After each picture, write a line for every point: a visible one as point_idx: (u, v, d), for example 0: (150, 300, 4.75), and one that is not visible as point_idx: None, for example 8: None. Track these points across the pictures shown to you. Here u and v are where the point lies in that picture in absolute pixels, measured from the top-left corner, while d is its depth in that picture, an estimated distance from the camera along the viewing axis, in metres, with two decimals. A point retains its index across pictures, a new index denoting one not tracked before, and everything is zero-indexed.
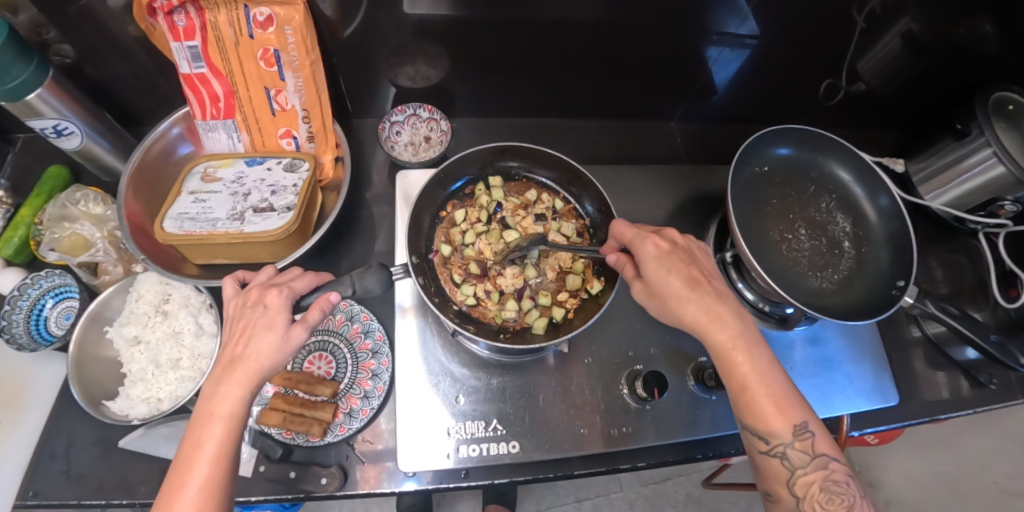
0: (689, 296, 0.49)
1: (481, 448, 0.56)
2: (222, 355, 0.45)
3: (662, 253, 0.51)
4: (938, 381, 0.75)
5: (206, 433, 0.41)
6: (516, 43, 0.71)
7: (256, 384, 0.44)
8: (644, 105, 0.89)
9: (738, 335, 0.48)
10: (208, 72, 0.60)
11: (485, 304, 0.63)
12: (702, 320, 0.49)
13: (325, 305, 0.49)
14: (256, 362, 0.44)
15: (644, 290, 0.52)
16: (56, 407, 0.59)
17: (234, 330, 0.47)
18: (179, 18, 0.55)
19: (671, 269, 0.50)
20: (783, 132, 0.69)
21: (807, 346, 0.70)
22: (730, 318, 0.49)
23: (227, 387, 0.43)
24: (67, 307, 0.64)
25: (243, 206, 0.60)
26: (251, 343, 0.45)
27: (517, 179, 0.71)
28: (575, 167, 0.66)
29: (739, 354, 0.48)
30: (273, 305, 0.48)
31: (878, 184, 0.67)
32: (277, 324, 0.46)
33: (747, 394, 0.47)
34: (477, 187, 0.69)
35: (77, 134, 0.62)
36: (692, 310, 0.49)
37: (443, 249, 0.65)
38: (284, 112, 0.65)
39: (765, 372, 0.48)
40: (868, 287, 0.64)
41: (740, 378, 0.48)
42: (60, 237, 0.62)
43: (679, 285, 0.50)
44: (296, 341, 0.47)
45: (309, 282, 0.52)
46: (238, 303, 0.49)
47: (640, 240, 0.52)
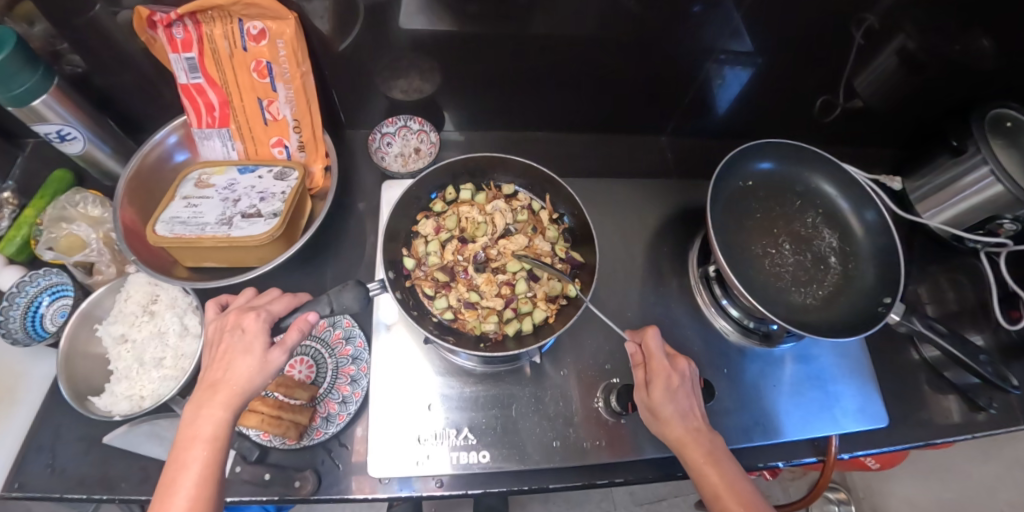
0: (681, 417, 0.51)
1: (453, 456, 0.56)
2: (204, 378, 0.46)
3: (670, 377, 0.52)
4: (947, 405, 0.73)
5: (189, 454, 0.42)
6: (507, 58, 0.72)
7: (239, 406, 0.45)
8: (637, 120, 0.89)
9: (710, 450, 0.49)
10: (204, 82, 0.63)
11: (463, 316, 0.63)
12: (685, 437, 0.50)
13: (303, 325, 0.50)
14: (236, 384, 0.45)
15: (645, 404, 0.52)
16: (46, 402, 0.61)
17: (215, 354, 0.48)
18: (177, 31, 0.58)
19: (678, 398, 0.51)
20: (766, 145, 0.68)
21: (796, 363, 0.69)
22: (703, 434, 0.50)
23: (210, 409, 0.44)
24: (62, 304, 0.66)
25: (232, 211, 0.62)
26: (232, 368, 0.46)
27: (492, 187, 0.72)
28: (546, 173, 0.68)
29: (708, 464, 0.49)
30: (250, 328, 0.49)
31: (864, 198, 0.67)
32: (255, 348, 0.47)
33: (719, 501, 0.47)
34: (449, 193, 0.71)
35: (80, 139, 0.65)
36: (688, 429, 0.50)
37: (407, 262, 0.66)
38: (276, 122, 0.67)
39: (735, 480, 0.48)
40: (853, 304, 0.62)
41: (712, 488, 0.48)
42: (56, 236, 0.64)
43: (677, 410, 0.51)
44: (275, 364, 0.48)
45: (287, 304, 0.53)
46: (218, 326, 0.50)
47: (659, 367, 0.52)
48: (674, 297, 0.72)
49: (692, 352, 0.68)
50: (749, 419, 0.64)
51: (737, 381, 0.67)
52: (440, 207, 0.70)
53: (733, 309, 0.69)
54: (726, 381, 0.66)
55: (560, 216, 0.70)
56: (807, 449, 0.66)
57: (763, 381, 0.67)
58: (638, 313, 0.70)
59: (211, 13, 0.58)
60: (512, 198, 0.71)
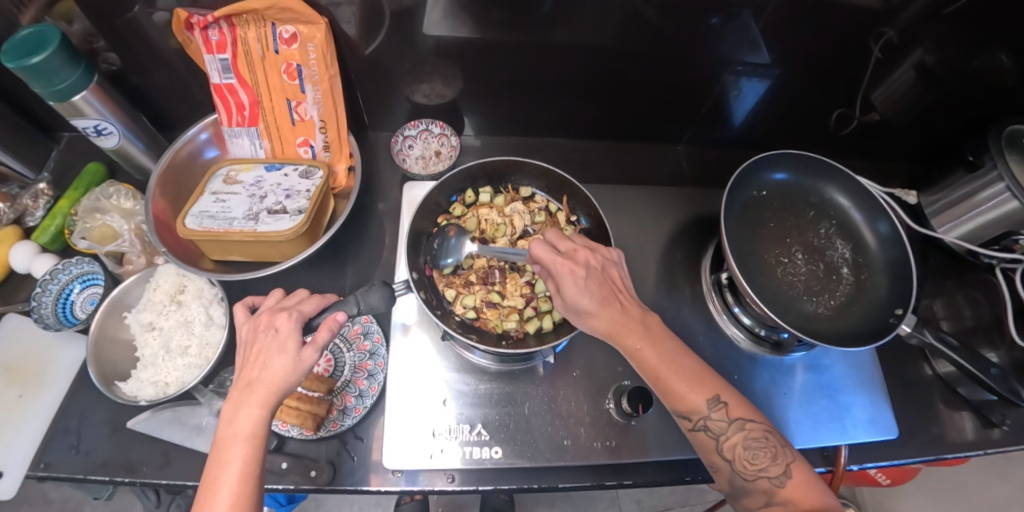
0: (604, 307, 0.50)
1: (466, 451, 0.57)
2: (239, 378, 0.47)
3: (575, 271, 0.51)
4: (959, 421, 0.72)
5: (230, 453, 0.43)
6: (528, 65, 0.74)
7: (275, 404, 0.47)
8: (653, 128, 0.91)
9: (645, 333, 0.50)
10: (236, 82, 0.65)
11: (486, 315, 0.65)
12: (610, 328, 0.50)
13: (333, 325, 0.51)
14: (272, 383, 0.46)
15: (566, 308, 0.51)
16: (74, 386, 0.63)
17: (249, 354, 0.49)
18: (213, 33, 0.60)
19: (589, 288, 0.50)
20: (781, 156, 0.69)
21: (807, 372, 0.69)
22: (633, 323, 0.50)
23: (248, 408, 0.45)
24: (91, 293, 0.68)
25: (259, 207, 0.64)
26: (267, 367, 0.47)
27: (510, 189, 0.74)
28: (563, 176, 0.69)
29: (647, 351, 0.49)
30: (284, 328, 0.49)
31: (878, 210, 0.67)
32: (289, 347, 0.48)
33: (662, 382, 0.49)
34: (468, 196, 0.72)
35: (115, 134, 0.68)
36: (614, 315, 0.50)
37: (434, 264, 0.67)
38: (303, 122, 0.69)
39: (673, 358, 0.49)
40: (865, 314, 0.63)
41: (653, 370, 0.49)
42: (91, 226, 0.67)
43: (594, 299, 0.50)
44: (308, 363, 0.48)
45: (317, 305, 0.54)
46: (250, 327, 0.51)
47: (559, 265, 0.51)
48: (687, 303, 0.73)
49: (705, 358, 0.69)
50: None
51: (748, 389, 0.67)
52: (461, 210, 0.71)
53: (745, 318, 0.70)
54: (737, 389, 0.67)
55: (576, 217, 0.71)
56: (817, 458, 0.66)
57: (774, 389, 0.68)
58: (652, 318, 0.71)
59: (246, 17, 0.60)
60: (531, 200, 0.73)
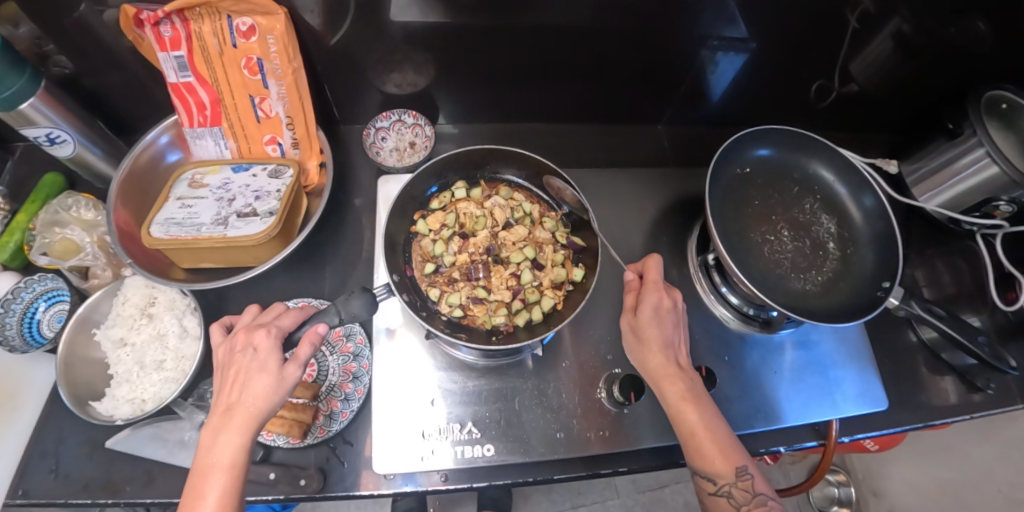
0: (662, 349, 0.54)
1: (458, 450, 0.56)
2: (218, 403, 0.46)
3: (661, 300, 0.56)
4: (940, 386, 0.73)
5: (208, 484, 0.42)
6: (502, 49, 0.71)
7: (255, 429, 0.45)
8: (633, 109, 0.89)
9: (690, 390, 0.53)
10: (194, 80, 0.62)
11: (473, 312, 0.63)
12: (664, 368, 0.54)
13: (314, 338, 0.49)
14: (252, 407, 0.45)
15: (631, 327, 0.57)
16: (47, 408, 0.61)
17: (227, 375, 0.47)
18: (165, 29, 0.57)
19: (663, 324, 0.55)
20: (763, 132, 0.68)
21: (796, 349, 0.69)
22: (683, 374, 0.54)
23: (227, 435, 0.43)
24: (59, 309, 0.65)
25: (227, 211, 0.61)
26: (248, 389, 0.45)
27: (486, 182, 0.72)
28: (541, 161, 0.67)
29: (689, 404, 0.52)
30: (263, 347, 0.48)
31: (862, 183, 0.67)
32: (269, 366, 0.47)
33: (694, 439, 0.51)
34: (445, 195, 0.70)
35: (70, 141, 0.64)
36: (668, 362, 0.54)
37: (422, 267, 0.65)
38: (269, 120, 0.66)
39: (712, 420, 0.52)
40: (853, 289, 0.63)
41: (688, 425, 0.51)
42: (51, 241, 0.64)
43: (660, 336, 0.54)
44: (291, 381, 0.47)
45: (295, 319, 0.52)
46: (226, 348, 0.49)
47: (652, 290, 0.56)
48: (674, 285, 0.72)
49: (694, 340, 0.68)
50: (751, 406, 0.64)
51: (738, 370, 0.67)
52: (438, 204, 0.69)
53: (732, 297, 0.69)
54: (727, 370, 0.66)
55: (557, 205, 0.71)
56: (808, 433, 0.66)
57: (764, 367, 0.67)
58: None
59: (199, 10, 0.57)
60: (511, 191, 0.71)
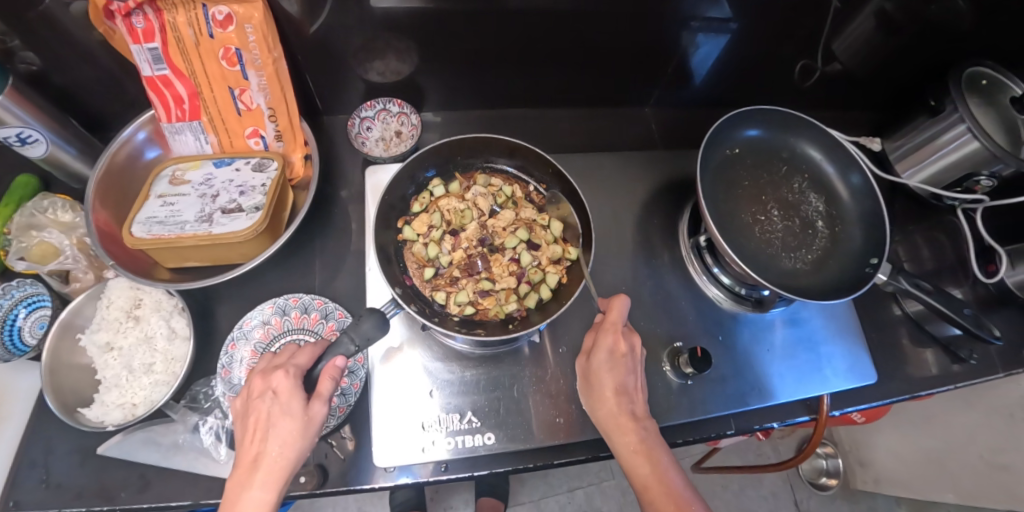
0: (616, 396, 0.52)
1: (457, 441, 0.56)
2: (242, 456, 0.46)
3: (616, 345, 0.54)
4: (922, 358, 0.75)
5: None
6: (486, 34, 0.70)
7: (285, 479, 0.45)
8: (620, 92, 0.88)
9: (643, 441, 0.51)
10: (170, 73, 0.60)
11: (483, 305, 0.63)
12: (616, 420, 0.52)
13: (334, 372, 0.49)
14: (281, 459, 0.45)
15: (585, 371, 0.55)
16: (33, 416, 0.59)
17: (249, 424, 0.47)
18: (137, 20, 0.54)
19: (616, 372, 0.53)
20: (751, 113, 0.68)
21: (786, 326, 0.70)
22: (637, 425, 0.52)
23: (257, 490, 0.44)
24: (41, 316, 0.63)
25: (211, 207, 0.60)
26: (274, 439, 0.45)
27: (460, 173, 0.71)
28: (511, 141, 0.66)
29: (641, 458, 0.51)
30: (283, 389, 0.47)
31: (848, 160, 0.68)
32: (293, 410, 0.46)
33: (647, 492, 0.50)
34: (422, 196, 0.68)
35: (42, 141, 0.61)
36: (623, 412, 0.52)
37: (424, 273, 0.64)
38: (250, 112, 0.64)
39: (666, 472, 0.50)
40: (842, 265, 0.64)
41: (642, 479, 0.50)
42: (28, 245, 0.61)
43: (613, 384, 0.53)
44: (317, 419, 0.47)
45: (311, 355, 0.51)
46: (245, 396, 0.48)
47: (608, 333, 0.55)
48: (667, 268, 0.73)
49: (687, 322, 0.69)
50: (745, 384, 0.65)
51: (732, 349, 0.68)
52: (418, 206, 0.68)
53: (725, 277, 0.70)
54: (722, 349, 0.67)
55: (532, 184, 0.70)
56: (799, 409, 0.68)
57: (757, 345, 0.68)
58: (633, 286, 0.70)
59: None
60: (489, 177, 0.70)
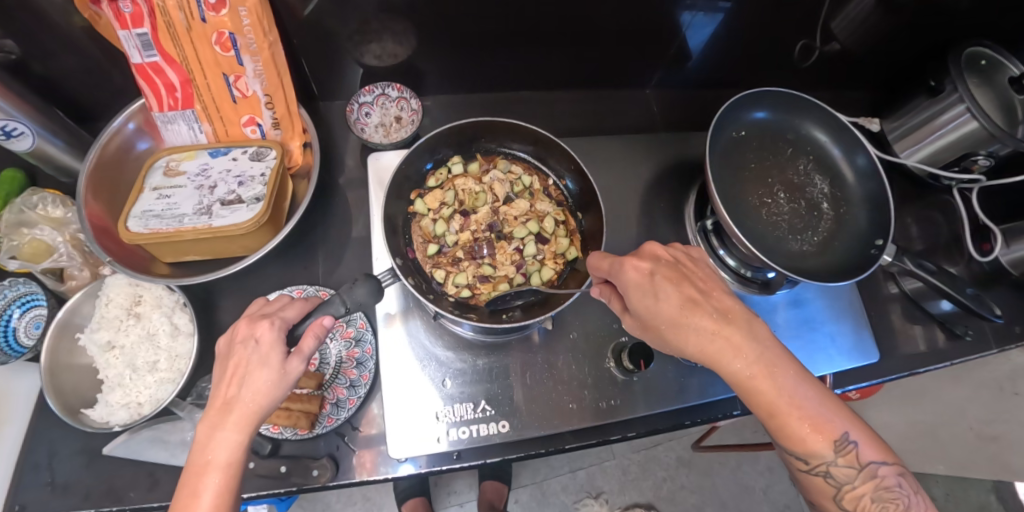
0: (696, 315, 0.45)
1: (471, 430, 0.56)
2: (215, 396, 0.43)
3: (636, 272, 0.47)
4: (918, 335, 0.77)
5: (206, 481, 0.40)
6: (486, 14, 0.68)
7: (254, 426, 0.43)
8: (621, 73, 0.87)
9: (759, 361, 0.45)
10: (161, 60, 0.57)
11: (479, 291, 0.62)
12: (710, 349, 0.45)
13: (319, 330, 0.47)
14: (252, 404, 0.42)
15: (639, 321, 0.49)
16: (35, 417, 0.58)
17: (226, 368, 0.44)
18: (124, 4, 0.51)
19: (664, 290, 0.46)
20: (759, 94, 0.68)
21: (790, 308, 0.71)
22: (744, 342, 0.45)
23: (225, 432, 0.41)
24: (36, 315, 0.61)
25: (209, 199, 0.58)
26: (247, 384, 0.43)
27: (483, 155, 0.70)
28: (536, 132, 0.65)
29: (763, 379, 0.45)
30: (266, 339, 0.45)
31: (855, 143, 0.67)
32: (271, 360, 0.44)
33: (777, 418, 0.45)
34: (440, 173, 0.67)
35: (28, 134, 0.59)
36: (715, 341, 0.45)
37: (427, 249, 0.63)
38: (246, 99, 0.62)
39: (795, 390, 0.45)
40: (847, 247, 0.64)
41: (768, 405, 0.45)
42: (19, 243, 0.59)
43: (682, 303, 0.46)
44: (293, 375, 0.44)
45: (300, 309, 0.49)
46: (227, 339, 0.46)
47: (621, 264, 0.48)
48: None
49: None
50: None
51: None
52: (434, 181, 0.67)
53: (730, 259, 0.69)
54: None
55: (556, 176, 0.69)
56: None
57: None
58: None
59: None
60: (510, 163, 0.69)
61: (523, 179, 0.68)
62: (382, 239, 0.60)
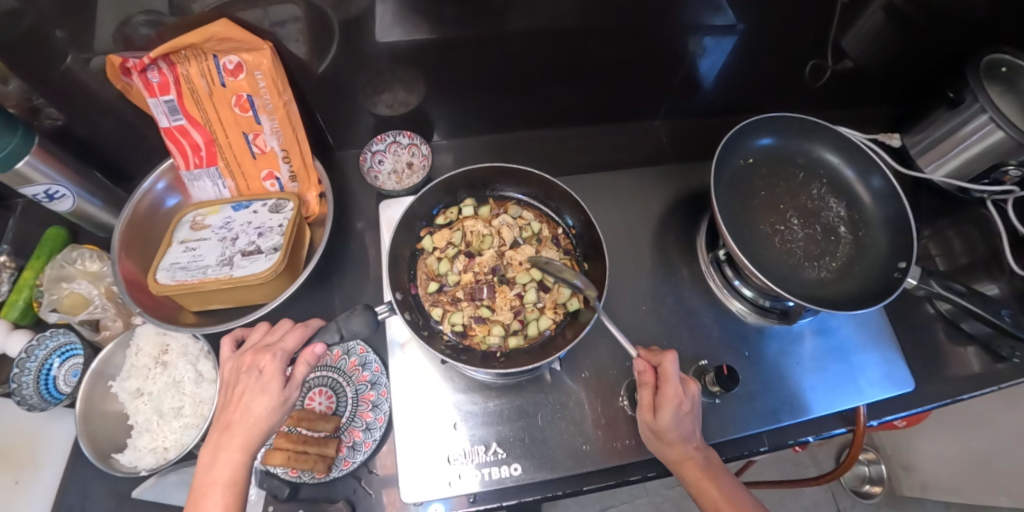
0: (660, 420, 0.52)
1: (484, 472, 0.55)
2: (220, 420, 0.47)
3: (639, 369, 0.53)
4: (962, 359, 0.72)
5: (208, 501, 0.42)
6: (490, 60, 0.71)
7: (255, 446, 0.45)
8: (627, 106, 0.88)
9: (705, 466, 0.52)
10: (186, 123, 0.62)
11: (475, 331, 0.62)
12: (657, 441, 0.53)
13: (311, 357, 0.49)
14: (251, 427, 0.45)
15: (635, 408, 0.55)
16: (69, 462, 0.60)
17: (232, 394, 0.48)
18: (153, 75, 0.56)
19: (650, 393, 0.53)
20: (764, 121, 0.67)
21: (816, 336, 0.68)
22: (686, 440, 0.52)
23: (228, 453, 0.44)
24: (75, 364, 0.64)
25: (231, 250, 0.61)
26: (248, 409, 0.46)
27: (494, 199, 0.71)
28: (543, 179, 0.67)
29: (688, 464, 0.52)
30: (268, 369, 0.47)
31: (869, 164, 0.66)
32: (271, 388, 0.47)
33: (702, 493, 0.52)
34: (451, 212, 0.69)
35: (69, 195, 0.64)
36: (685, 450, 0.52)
37: (427, 285, 0.65)
38: (264, 154, 0.66)
39: (720, 471, 0.53)
40: (868, 272, 0.62)
41: (696, 482, 0.52)
42: (59, 297, 0.64)
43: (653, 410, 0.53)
44: (292, 401, 0.48)
45: (298, 337, 0.51)
46: (234, 367, 0.50)
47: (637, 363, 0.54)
48: (686, 283, 0.71)
49: (710, 337, 0.67)
50: (776, 398, 0.64)
51: (761, 363, 0.66)
52: (443, 221, 0.69)
53: (745, 290, 0.68)
54: (749, 364, 0.66)
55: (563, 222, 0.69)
56: (835, 420, 0.65)
57: (785, 357, 0.67)
58: (656, 302, 0.70)
59: (184, 53, 0.56)
60: (520, 209, 0.70)
61: (530, 226, 0.69)
62: (386, 275, 0.61)
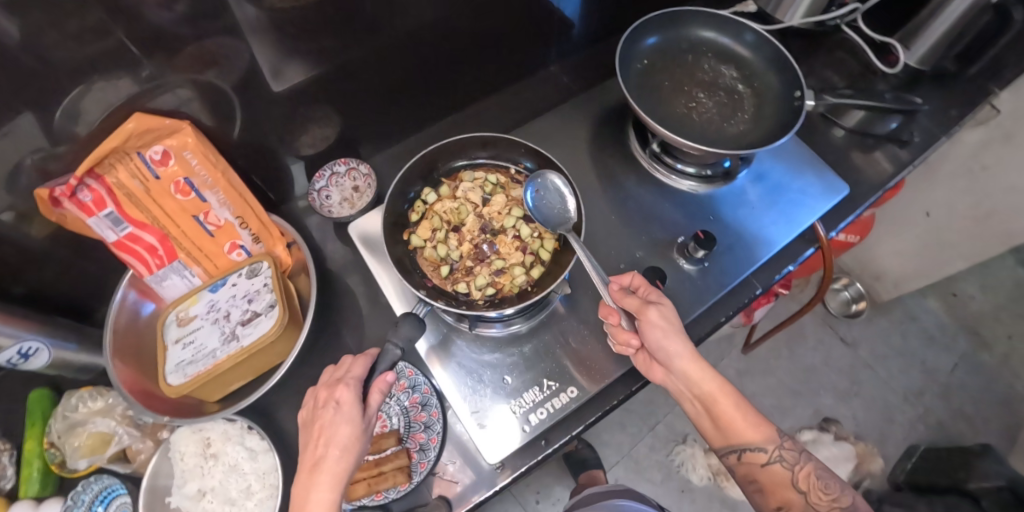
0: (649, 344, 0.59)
1: (546, 409, 0.60)
2: (306, 459, 0.47)
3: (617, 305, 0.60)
4: (876, 158, 0.84)
5: None
6: (385, 70, 0.72)
7: (344, 480, 0.46)
8: (523, 63, 0.93)
9: (719, 386, 0.57)
10: (134, 228, 0.61)
11: (501, 283, 0.67)
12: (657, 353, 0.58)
13: (383, 386, 0.52)
14: (341, 461, 0.46)
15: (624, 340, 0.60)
16: None
17: (313, 431, 0.49)
18: (85, 193, 0.55)
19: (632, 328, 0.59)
20: (642, 24, 0.75)
21: (756, 183, 0.77)
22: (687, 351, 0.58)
23: (318, 492, 0.44)
24: (123, 502, 0.62)
25: (230, 326, 0.62)
26: (333, 442, 0.47)
27: (446, 177, 0.75)
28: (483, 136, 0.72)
29: (697, 363, 0.57)
30: (345, 400, 0.49)
31: (737, 26, 0.76)
32: (352, 415, 0.48)
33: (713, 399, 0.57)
34: (418, 204, 0.72)
35: (43, 347, 0.62)
36: (679, 364, 0.57)
37: (440, 272, 0.67)
38: (221, 228, 0.67)
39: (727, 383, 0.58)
40: (774, 110, 0.71)
41: (706, 390, 0.57)
42: (80, 443, 0.62)
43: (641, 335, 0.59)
44: (369, 425, 0.50)
45: (365, 364, 0.53)
46: (309, 408, 0.51)
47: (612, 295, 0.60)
48: (636, 186, 0.78)
49: (678, 222, 0.75)
50: (750, 244, 0.73)
51: (724, 223, 0.74)
52: (416, 215, 0.71)
53: (688, 168, 0.77)
54: (716, 226, 0.74)
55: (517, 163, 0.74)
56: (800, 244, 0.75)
57: (741, 209, 0.75)
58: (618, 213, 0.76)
59: (108, 160, 0.56)
60: (473, 172, 0.75)
61: (490, 180, 0.74)
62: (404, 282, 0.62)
